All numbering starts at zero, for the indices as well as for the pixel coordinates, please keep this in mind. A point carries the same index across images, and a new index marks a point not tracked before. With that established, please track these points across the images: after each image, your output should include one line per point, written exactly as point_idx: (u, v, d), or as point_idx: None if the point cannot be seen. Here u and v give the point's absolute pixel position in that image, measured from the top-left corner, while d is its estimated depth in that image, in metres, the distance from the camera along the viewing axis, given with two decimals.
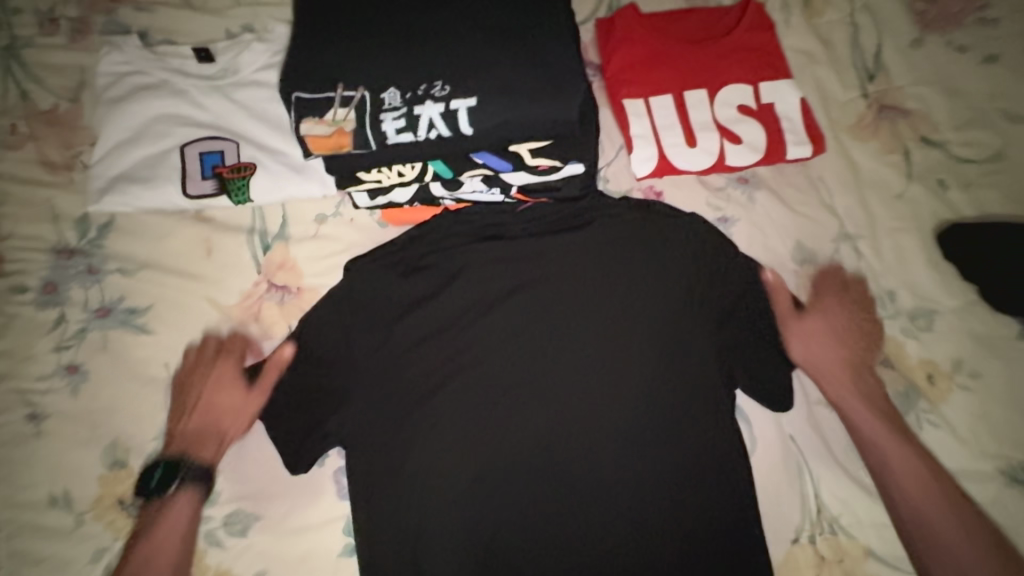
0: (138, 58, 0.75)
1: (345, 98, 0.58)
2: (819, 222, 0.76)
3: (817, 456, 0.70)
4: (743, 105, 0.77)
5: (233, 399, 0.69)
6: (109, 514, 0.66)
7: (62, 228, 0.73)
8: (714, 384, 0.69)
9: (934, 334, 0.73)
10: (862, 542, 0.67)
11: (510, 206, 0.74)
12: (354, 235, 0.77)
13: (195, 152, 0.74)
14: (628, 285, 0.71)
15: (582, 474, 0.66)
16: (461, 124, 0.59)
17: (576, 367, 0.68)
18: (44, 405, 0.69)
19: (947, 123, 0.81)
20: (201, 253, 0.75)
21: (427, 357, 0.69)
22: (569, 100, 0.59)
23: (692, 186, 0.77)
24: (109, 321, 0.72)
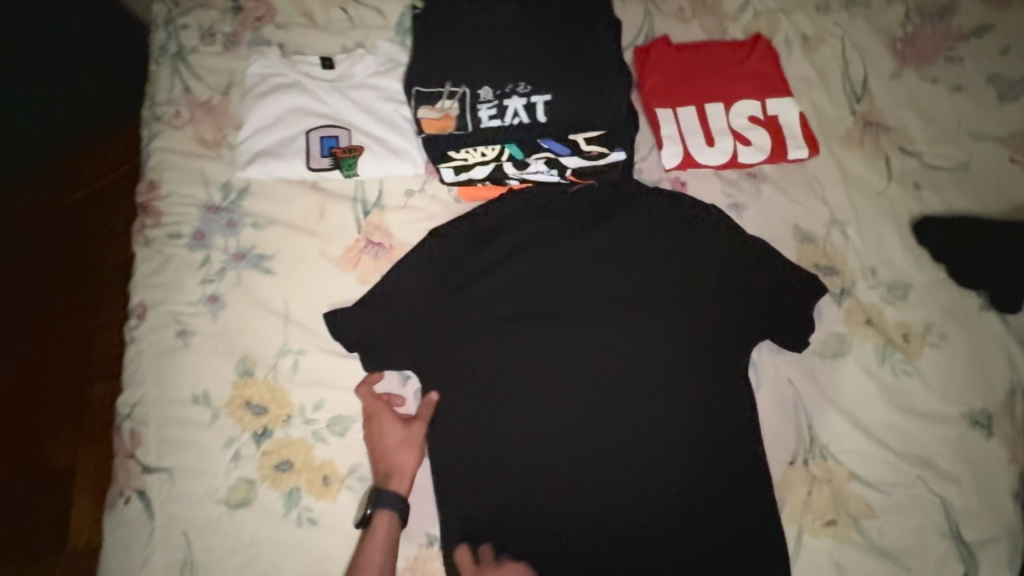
0: (277, 64, 0.97)
1: (452, 92, 0.79)
2: (813, 210, 0.94)
3: (811, 395, 0.85)
4: (752, 115, 0.97)
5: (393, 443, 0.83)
6: (238, 411, 0.84)
7: (210, 190, 0.94)
8: (723, 333, 0.86)
9: (908, 303, 0.89)
10: (847, 467, 0.82)
11: (563, 187, 0.92)
12: (434, 206, 0.96)
13: (317, 136, 0.95)
14: (656, 254, 0.90)
15: (614, 398, 0.85)
16: (537, 114, 0.80)
17: (613, 316, 0.87)
18: (192, 325, 0.88)
19: (921, 138, 0.99)
20: (316, 215, 0.94)
21: (498, 302, 0.88)
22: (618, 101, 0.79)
23: (710, 178, 0.96)
24: (243, 263, 0.91)
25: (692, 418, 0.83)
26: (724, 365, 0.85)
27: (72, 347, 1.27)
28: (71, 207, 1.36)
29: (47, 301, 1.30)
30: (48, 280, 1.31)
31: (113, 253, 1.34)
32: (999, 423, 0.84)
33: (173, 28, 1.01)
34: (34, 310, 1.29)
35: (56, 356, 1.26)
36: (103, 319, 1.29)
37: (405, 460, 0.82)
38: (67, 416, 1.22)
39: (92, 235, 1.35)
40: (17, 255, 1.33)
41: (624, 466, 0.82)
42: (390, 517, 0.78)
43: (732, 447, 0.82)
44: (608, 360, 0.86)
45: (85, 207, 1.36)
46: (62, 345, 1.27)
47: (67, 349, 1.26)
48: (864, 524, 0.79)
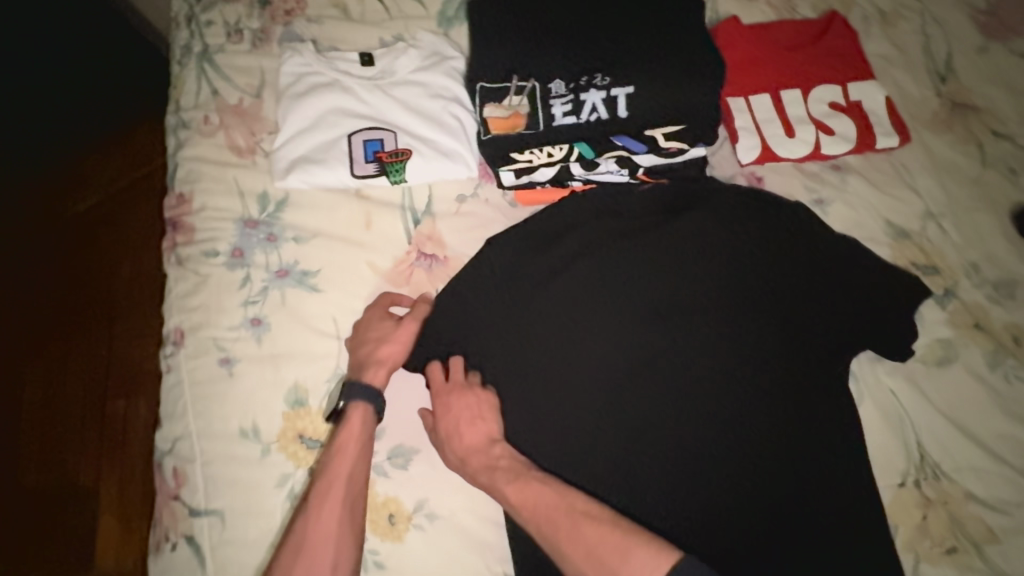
0: (312, 61, 0.89)
1: (518, 87, 0.70)
2: (905, 203, 0.86)
3: (917, 409, 0.77)
4: (833, 101, 0.88)
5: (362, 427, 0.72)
6: (291, 445, 0.77)
7: (246, 203, 0.86)
8: (817, 340, 0.79)
9: (1016, 301, 0.81)
10: (962, 486, 0.74)
11: (632, 186, 0.85)
12: (489, 211, 0.89)
13: (360, 139, 0.87)
14: (736, 255, 0.82)
15: (703, 420, 0.76)
16: (618, 108, 0.70)
17: (695, 326, 0.79)
18: (235, 351, 0.80)
19: (1015, 118, 0.91)
20: (363, 226, 0.86)
21: (569, 313, 0.80)
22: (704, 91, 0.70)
23: (790, 172, 0.88)
24: (287, 281, 0.83)
25: (796, 439, 0.74)
26: (823, 377, 0.77)
27: (90, 372, 1.18)
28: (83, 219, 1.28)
29: (59, 323, 1.21)
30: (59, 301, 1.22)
31: (128, 271, 1.25)
32: None
33: (196, 26, 0.93)
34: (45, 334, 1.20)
35: (73, 382, 1.17)
36: (122, 342, 1.20)
37: (390, 353, 0.77)
38: (85, 447, 1.13)
39: (105, 252, 1.26)
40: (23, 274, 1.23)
41: (723, 496, 0.72)
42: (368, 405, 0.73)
43: (842, 472, 0.73)
44: (694, 375, 0.77)
45: (97, 221, 1.27)
46: (79, 371, 1.18)
47: (85, 375, 1.18)
48: (986, 549, 0.72)
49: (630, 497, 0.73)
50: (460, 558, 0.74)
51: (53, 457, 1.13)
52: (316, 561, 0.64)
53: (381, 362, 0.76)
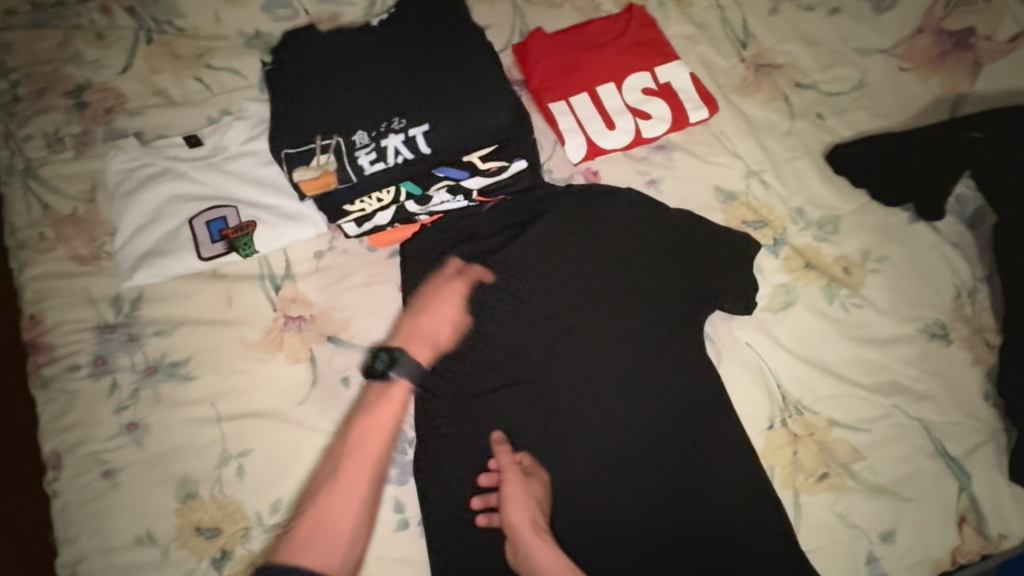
0: (138, 155, 0.89)
1: (323, 146, 0.71)
2: (729, 167, 0.92)
3: (771, 354, 0.83)
4: (646, 87, 0.94)
5: (393, 411, 0.81)
6: (190, 540, 0.76)
7: (101, 309, 0.85)
8: (671, 315, 0.84)
9: (842, 235, 0.88)
10: (825, 414, 0.80)
11: (476, 209, 0.89)
12: (349, 261, 0.90)
13: (202, 222, 0.87)
14: (585, 250, 0.87)
15: (584, 416, 0.81)
16: (420, 145, 0.72)
17: (557, 329, 0.84)
18: (115, 460, 0.79)
19: (813, 68, 0.99)
20: (224, 304, 0.87)
21: (441, 345, 0.85)
22: (500, 112, 0.73)
23: (620, 161, 0.93)
24: (157, 377, 0.83)
25: (668, 412, 0.80)
26: (681, 347, 0.83)
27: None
28: None
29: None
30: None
31: None
32: (954, 328, 0.84)
33: (14, 143, 0.91)
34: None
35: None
36: None
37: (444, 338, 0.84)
38: None
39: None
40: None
41: (611, 481, 0.78)
42: (404, 383, 0.81)
43: (712, 433, 0.80)
44: (564, 376, 0.83)
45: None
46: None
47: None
48: (855, 467, 0.78)
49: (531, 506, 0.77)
50: None
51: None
52: (335, 529, 0.74)
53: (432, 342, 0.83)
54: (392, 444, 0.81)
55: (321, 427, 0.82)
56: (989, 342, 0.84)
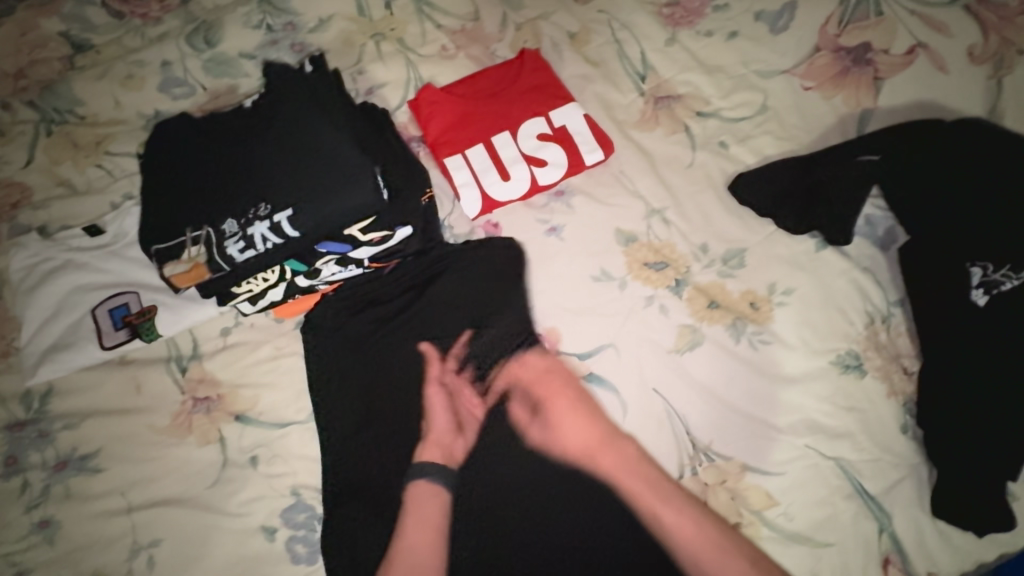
0: (41, 249, 0.90)
1: (194, 237, 0.72)
2: (629, 207, 0.90)
3: (679, 398, 0.81)
4: (541, 133, 0.93)
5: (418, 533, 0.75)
6: None
7: (10, 406, 0.86)
8: (573, 368, 0.83)
9: (747, 268, 0.86)
10: (736, 459, 0.78)
11: (375, 273, 0.90)
12: (256, 334, 0.90)
13: (105, 311, 0.88)
14: (490, 319, 0.85)
15: (505, 530, 0.75)
16: (287, 230, 0.72)
17: (465, 422, 0.80)
18: (27, 561, 0.79)
19: (714, 96, 0.97)
20: (133, 391, 0.87)
21: (346, 412, 0.85)
22: (368, 189, 0.74)
23: (519, 211, 0.92)
24: (67, 472, 0.83)
25: (580, 492, 0.75)
26: (584, 402, 0.80)
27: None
28: None
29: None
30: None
31: None
32: (868, 358, 0.81)
33: None
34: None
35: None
36: None
37: (456, 447, 0.79)
38: None
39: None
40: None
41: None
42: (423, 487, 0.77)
43: (635, 525, 0.74)
44: (477, 481, 0.77)
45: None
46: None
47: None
48: (769, 515, 0.75)
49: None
50: None
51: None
52: None
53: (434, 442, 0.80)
54: (300, 522, 0.81)
55: (230, 509, 0.82)
56: (905, 369, 0.81)
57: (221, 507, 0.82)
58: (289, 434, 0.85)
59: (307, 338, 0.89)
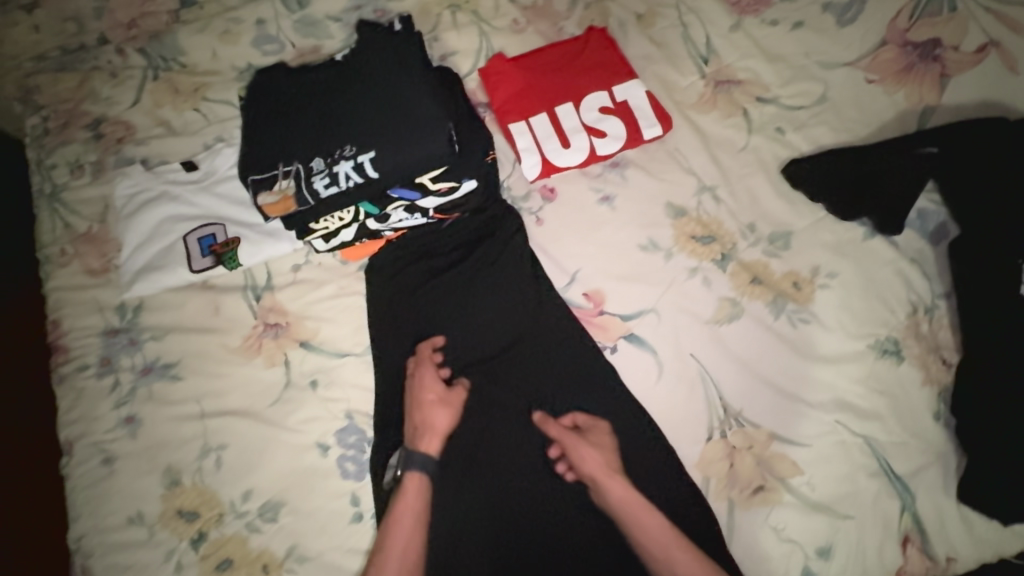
0: (143, 179, 1.00)
1: (285, 172, 0.80)
2: (681, 183, 0.94)
3: (714, 365, 0.84)
4: (602, 106, 0.98)
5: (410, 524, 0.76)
6: (172, 522, 0.86)
7: (107, 315, 0.96)
8: (613, 329, 0.88)
9: (793, 250, 0.89)
10: (765, 428, 0.81)
11: (436, 225, 0.95)
12: (323, 273, 0.98)
13: (194, 238, 0.97)
14: (540, 277, 0.92)
15: (539, 488, 0.84)
16: (368, 170, 0.80)
17: (512, 378, 0.88)
18: (113, 449, 0.90)
19: (775, 83, 1.00)
20: (211, 312, 0.96)
21: (401, 351, 0.93)
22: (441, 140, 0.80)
23: (576, 178, 0.97)
24: (151, 377, 0.93)
25: (614, 441, 0.83)
26: (623, 360, 0.86)
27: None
28: None
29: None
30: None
31: None
32: (907, 346, 0.83)
33: (43, 171, 1.04)
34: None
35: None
36: None
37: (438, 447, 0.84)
38: None
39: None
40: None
41: (562, 560, 0.80)
42: (420, 478, 0.80)
43: (659, 472, 0.81)
44: (523, 434, 0.86)
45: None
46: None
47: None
48: (792, 482, 0.79)
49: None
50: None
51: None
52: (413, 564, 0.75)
53: (432, 430, 0.82)
54: (352, 443, 0.89)
55: (290, 424, 0.90)
56: (943, 360, 0.83)
57: (282, 422, 0.90)
58: (346, 364, 0.93)
59: (366, 281, 0.96)
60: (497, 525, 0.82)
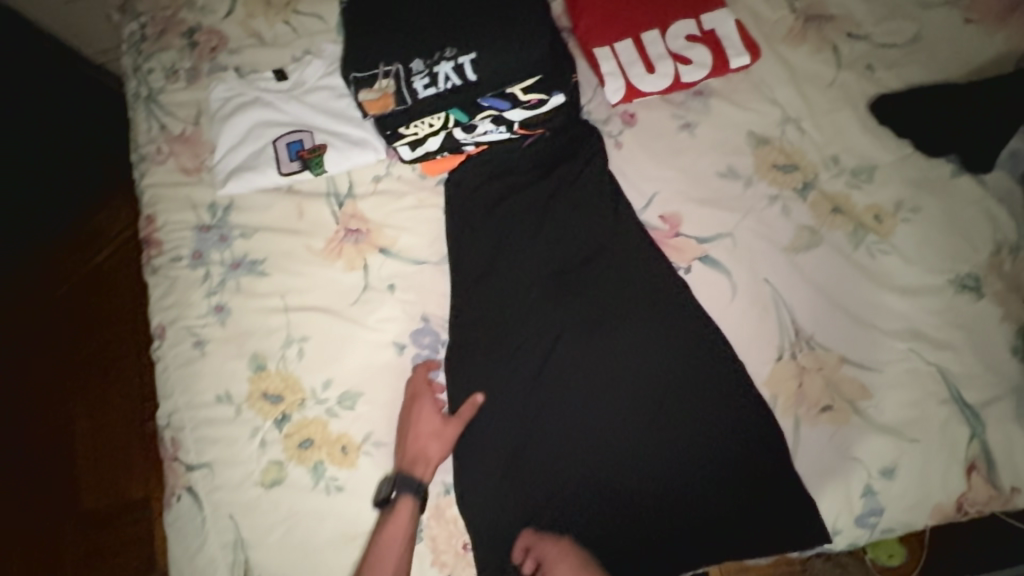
0: (237, 85, 1.05)
1: (386, 71, 0.91)
2: (765, 113, 0.94)
3: (788, 290, 0.85)
4: (689, 35, 0.97)
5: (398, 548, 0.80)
6: (258, 402, 0.92)
7: (199, 212, 1.02)
8: (688, 250, 0.89)
9: (876, 184, 0.89)
10: (837, 352, 0.82)
11: (517, 141, 0.98)
12: (403, 185, 1.01)
13: (284, 143, 1.01)
14: (618, 197, 0.93)
15: (606, 397, 0.86)
16: (467, 73, 0.90)
17: (584, 290, 0.90)
18: (204, 334, 0.96)
19: (867, 21, 0.99)
20: (296, 216, 1.01)
21: (475, 261, 0.94)
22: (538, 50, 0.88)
23: (658, 104, 0.98)
24: (240, 271, 0.99)
25: (685, 357, 0.85)
26: (698, 279, 0.88)
27: (113, 400, 1.37)
28: (104, 265, 1.46)
29: (61, 368, 1.40)
30: (61, 337, 1.42)
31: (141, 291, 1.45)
32: (989, 282, 0.83)
33: (141, 74, 1.10)
34: (40, 387, 1.39)
35: (92, 418, 1.36)
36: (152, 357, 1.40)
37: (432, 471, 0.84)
38: (131, 477, 1.32)
39: (87, 293, 1.44)
40: (32, 337, 1.42)
41: (626, 464, 0.84)
42: (410, 500, 0.82)
43: (728, 387, 0.83)
44: (593, 345, 0.88)
45: (94, 279, 1.45)
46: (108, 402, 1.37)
47: (112, 416, 1.36)
48: (860, 405, 0.80)
49: (556, 483, 0.84)
50: None
51: (114, 481, 1.32)
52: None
53: (425, 461, 0.83)
54: (427, 343, 0.93)
55: (368, 323, 0.95)
56: None
57: (361, 320, 0.95)
58: (424, 271, 0.97)
59: (446, 194, 0.99)
60: (566, 426, 0.86)
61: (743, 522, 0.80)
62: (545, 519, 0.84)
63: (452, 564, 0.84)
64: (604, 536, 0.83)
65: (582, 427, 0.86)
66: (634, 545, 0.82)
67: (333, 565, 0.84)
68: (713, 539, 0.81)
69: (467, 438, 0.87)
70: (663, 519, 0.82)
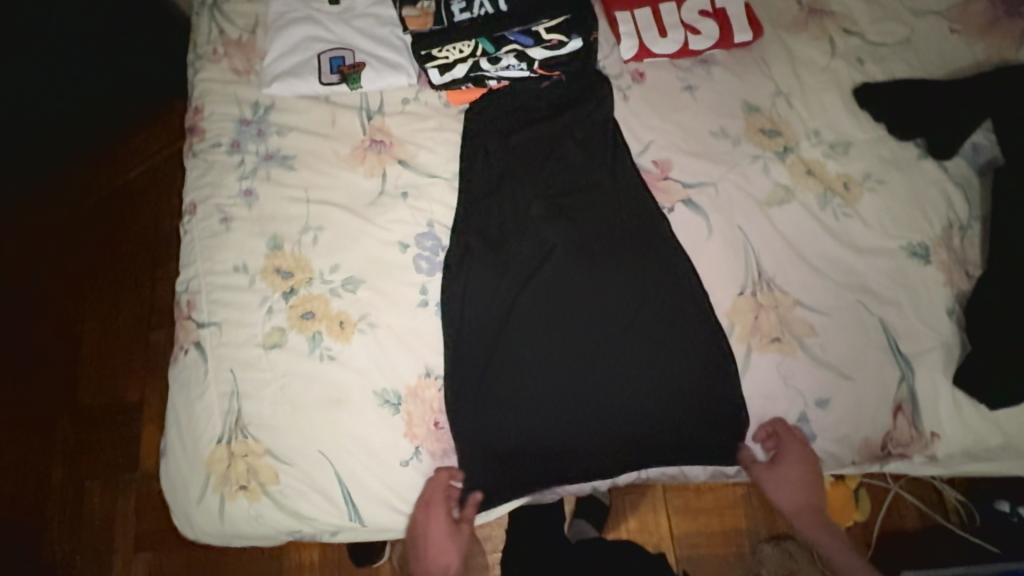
0: (293, 3, 1.16)
1: None
2: (760, 86, 1.05)
3: (758, 238, 0.95)
4: (702, 9, 1.08)
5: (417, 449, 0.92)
6: (271, 276, 1.01)
7: (242, 108, 1.13)
8: (674, 193, 0.99)
9: (850, 157, 0.99)
10: (793, 295, 0.91)
11: (535, 81, 1.10)
12: (427, 109, 1.12)
13: (327, 58, 1.13)
14: (617, 142, 1.04)
15: (582, 311, 0.95)
16: (499, 2, 1.06)
17: (575, 217, 1.00)
18: (231, 212, 1.06)
19: (864, 20, 1.09)
20: (329, 123, 1.12)
21: (482, 180, 1.05)
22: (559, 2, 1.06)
23: (665, 67, 1.09)
24: (271, 163, 1.09)
25: (654, 285, 0.95)
26: (679, 220, 0.98)
27: (138, 287, 1.50)
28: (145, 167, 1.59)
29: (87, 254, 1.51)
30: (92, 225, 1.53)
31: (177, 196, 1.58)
32: (936, 252, 0.92)
33: None
34: None
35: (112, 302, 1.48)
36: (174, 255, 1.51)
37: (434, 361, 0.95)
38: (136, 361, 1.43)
39: (124, 195, 1.56)
40: None
41: (592, 373, 0.92)
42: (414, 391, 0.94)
43: (692, 314, 0.92)
44: (576, 264, 0.97)
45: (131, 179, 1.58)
46: (126, 297, 1.48)
47: (129, 306, 1.48)
48: (806, 341, 0.89)
49: (527, 378, 0.93)
50: (388, 353, 0.95)
51: (123, 363, 1.43)
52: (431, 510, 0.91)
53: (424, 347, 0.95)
54: (428, 246, 1.02)
55: (379, 222, 1.04)
56: (967, 272, 0.92)
57: (373, 219, 1.04)
58: (435, 184, 1.06)
59: (465, 119, 1.09)
60: (541, 330, 0.95)
61: (684, 432, 0.91)
62: (513, 409, 0.93)
63: (423, 438, 0.93)
64: (564, 431, 0.92)
65: (555, 333, 0.95)
66: (589, 440, 0.92)
67: (316, 424, 0.93)
68: (656, 443, 0.91)
69: (451, 330, 0.96)
70: (617, 420, 0.91)
